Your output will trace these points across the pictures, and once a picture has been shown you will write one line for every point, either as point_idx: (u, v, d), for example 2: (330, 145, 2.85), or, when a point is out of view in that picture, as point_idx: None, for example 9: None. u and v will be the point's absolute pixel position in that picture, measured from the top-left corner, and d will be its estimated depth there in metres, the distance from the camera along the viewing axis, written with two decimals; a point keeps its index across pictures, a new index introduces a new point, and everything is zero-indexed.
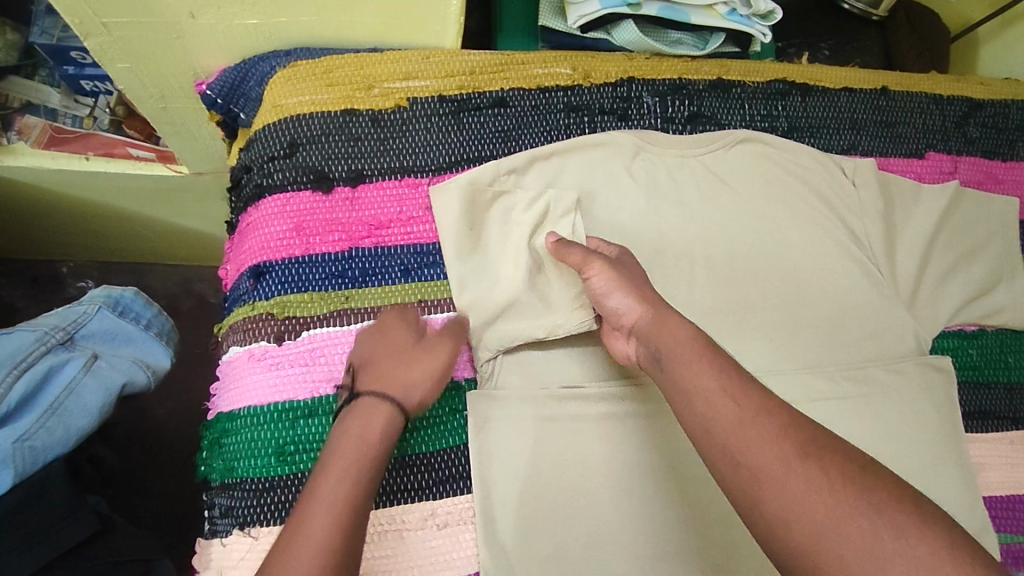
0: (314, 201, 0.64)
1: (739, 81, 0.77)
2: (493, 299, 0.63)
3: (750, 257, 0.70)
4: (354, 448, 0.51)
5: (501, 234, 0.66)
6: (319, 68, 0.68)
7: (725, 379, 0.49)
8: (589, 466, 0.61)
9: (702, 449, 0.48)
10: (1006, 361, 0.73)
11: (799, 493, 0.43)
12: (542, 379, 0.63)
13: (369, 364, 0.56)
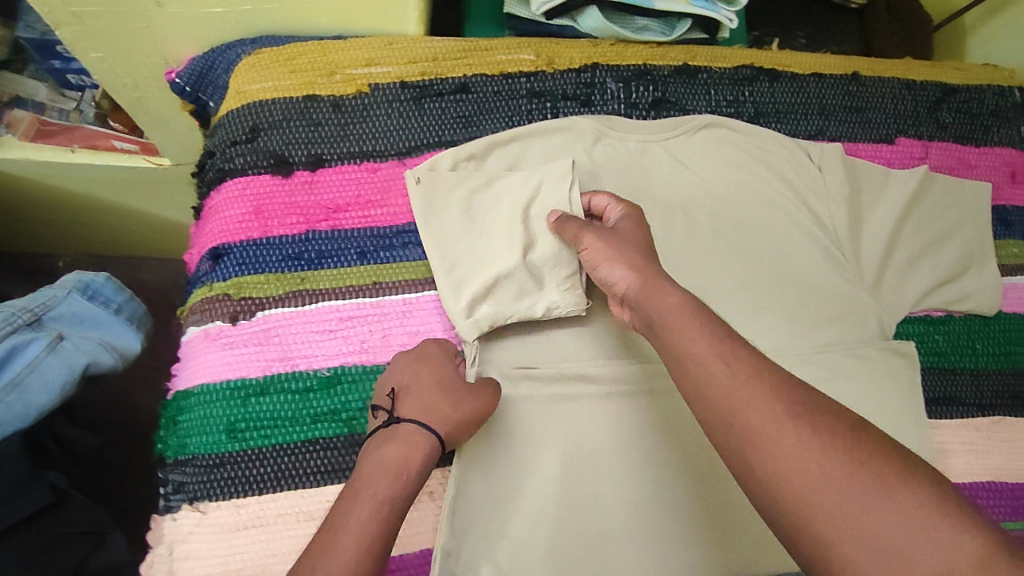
0: (272, 184, 0.65)
1: (706, 67, 0.76)
2: (484, 274, 0.63)
3: (744, 241, 0.71)
4: (387, 475, 0.52)
5: (495, 213, 0.66)
6: (283, 55, 0.69)
7: (718, 340, 0.48)
8: (584, 441, 0.62)
9: (697, 410, 0.47)
10: (972, 347, 0.73)
11: (793, 452, 0.42)
12: (545, 359, 0.64)
13: (411, 391, 0.58)
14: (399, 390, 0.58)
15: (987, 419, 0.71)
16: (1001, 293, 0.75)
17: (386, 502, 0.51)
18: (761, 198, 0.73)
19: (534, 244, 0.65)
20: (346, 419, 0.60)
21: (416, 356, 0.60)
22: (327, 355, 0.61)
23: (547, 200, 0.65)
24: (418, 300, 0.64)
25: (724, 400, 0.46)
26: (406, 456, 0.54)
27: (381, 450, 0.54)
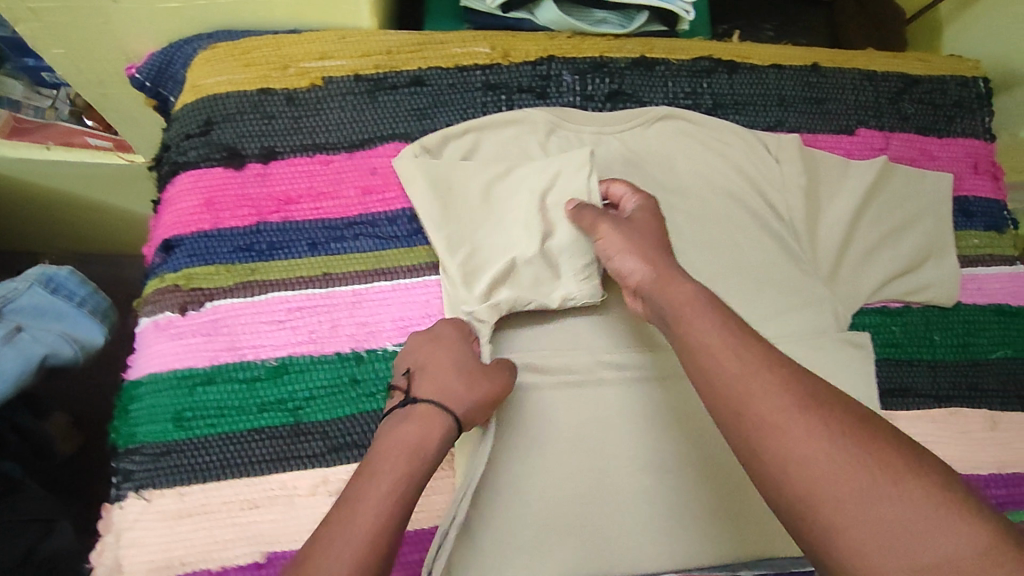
0: (225, 177, 0.66)
1: (664, 59, 0.76)
2: (500, 260, 0.64)
3: (761, 230, 0.72)
4: (405, 454, 0.53)
5: (513, 201, 0.67)
6: (238, 50, 0.69)
7: (727, 330, 0.50)
8: (601, 422, 0.63)
9: (708, 401, 0.49)
10: (930, 338, 0.73)
11: (802, 441, 0.43)
12: (566, 347, 0.65)
13: (428, 371, 0.58)
14: (415, 369, 0.59)
15: (944, 410, 0.71)
16: (959, 284, 0.75)
17: (403, 479, 0.51)
18: (778, 189, 0.73)
19: (552, 232, 0.65)
20: (365, 396, 0.62)
21: (431, 338, 0.60)
22: (275, 345, 0.62)
23: (565, 188, 0.66)
24: (367, 290, 0.65)
25: (735, 386, 0.47)
26: (423, 435, 0.54)
27: (398, 428, 0.55)
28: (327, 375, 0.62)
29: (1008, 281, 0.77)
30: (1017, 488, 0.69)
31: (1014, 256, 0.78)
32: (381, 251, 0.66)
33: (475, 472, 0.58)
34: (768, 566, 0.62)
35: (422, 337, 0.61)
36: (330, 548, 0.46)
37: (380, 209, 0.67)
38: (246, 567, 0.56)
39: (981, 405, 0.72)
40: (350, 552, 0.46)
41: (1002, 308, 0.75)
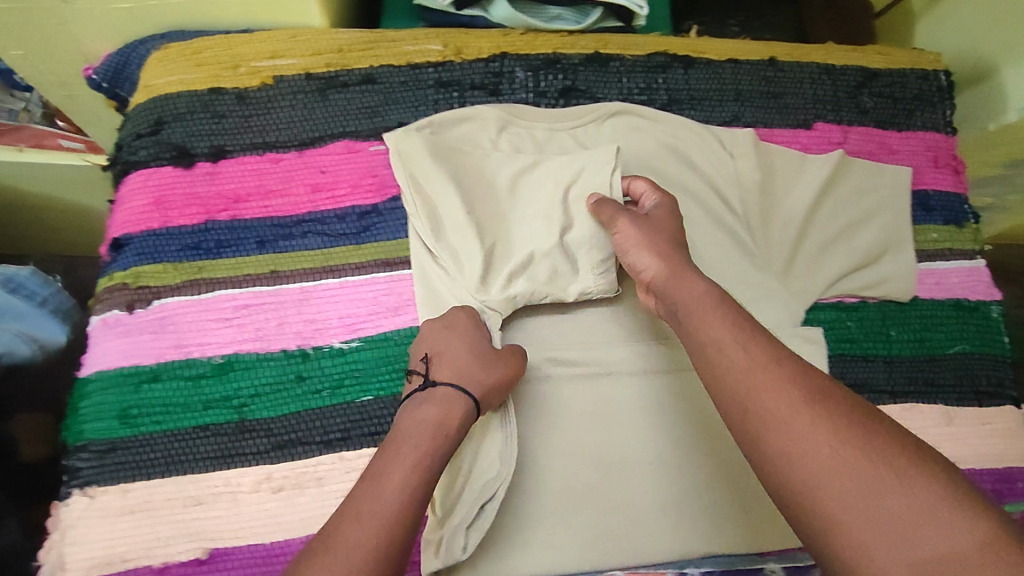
0: (175, 176, 0.67)
1: (618, 55, 0.76)
2: (518, 253, 0.65)
3: (771, 222, 0.72)
4: (426, 434, 0.53)
5: (532, 194, 0.67)
6: (188, 49, 0.69)
7: (736, 327, 0.51)
8: (613, 411, 0.64)
9: (717, 396, 0.50)
10: (887, 334, 0.73)
11: (808, 434, 0.44)
12: (579, 338, 0.66)
13: (445, 356, 0.58)
14: (433, 355, 0.59)
15: (899, 406, 0.70)
16: (915, 279, 0.74)
17: (427, 455, 0.52)
18: (785, 183, 0.74)
19: (571, 225, 0.65)
20: (399, 379, 0.63)
21: (446, 325, 0.61)
22: (221, 342, 0.63)
23: (588, 181, 0.66)
24: (315, 288, 0.65)
25: (745, 382, 0.48)
26: (444, 414, 0.55)
27: (418, 410, 0.55)
28: (271, 372, 0.62)
29: (965, 276, 0.77)
30: None
31: (974, 250, 0.78)
32: (329, 248, 0.66)
33: (487, 456, 0.59)
34: (713, 564, 0.62)
35: (438, 322, 0.61)
36: (355, 520, 0.47)
37: (328, 207, 0.68)
38: (188, 563, 0.57)
39: (937, 401, 0.71)
40: (375, 525, 0.47)
41: (959, 303, 0.75)
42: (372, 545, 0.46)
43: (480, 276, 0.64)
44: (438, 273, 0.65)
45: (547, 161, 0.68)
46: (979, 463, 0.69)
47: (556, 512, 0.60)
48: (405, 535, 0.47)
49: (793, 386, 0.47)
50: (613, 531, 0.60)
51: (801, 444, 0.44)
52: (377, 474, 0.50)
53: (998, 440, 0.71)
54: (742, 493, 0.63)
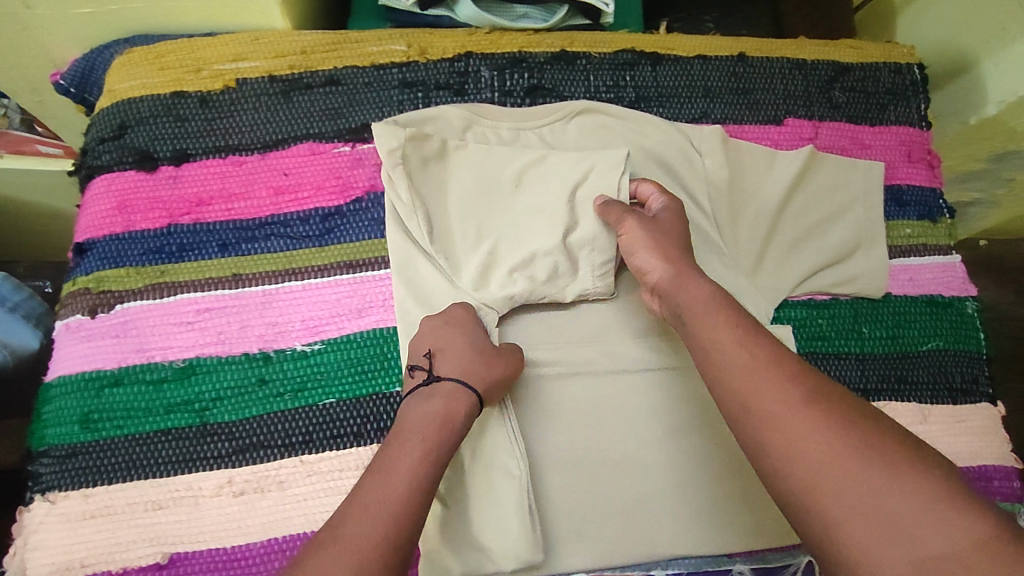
0: (138, 180, 0.66)
1: (585, 53, 0.76)
2: (521, 250, 0.66)
3: (777, 219, 0.73)
4: (433, 428, 0.53)
5: (541, 194, 0.68)
6: (152, 54, 0.70)
7: (740, 328, 0.51)
8: (619, 410, 0.65)
9: (719, 397, 0.50)
10: (858, 331, 0.72)
11: (810, 433, 0.44)
12: (586, 338, 0.67)
13: (447, 351, 0.59)
14: (436, 349, 0.59)
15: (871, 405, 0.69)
16: (888, 275, 0.74)
17: (433, 449, 0.52)
18: (795, 178, 0.74)
19: (576, 225, 0.67)
20: (375, 379, 0.63)
21: (444, 321, 0.61)
22: (183, 346, 0.62)
23: (594, 185, 0.67)
24: (277, 291, 0.65)
25: (744, 382, 0.48)
26: (449, 407, 0.55)
27: (423, 405, 0.55)
28: (234, 375, 0.62)
29: (940, 271, 0.76)
30: None
31: (949, 245, 0.77)
32: (292, 251, 0.66)
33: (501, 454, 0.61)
34: (681, 565, 0.63)
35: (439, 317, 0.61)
36: (363, 512, 0.47)
37: (292, 209, 0.67)
38: (148, 568, 0.57)
39: (910, 399, 0.70)
40: (384, 514, 0.47)
41: (933, 299, 0.74)
42: (384, 533, 0.46)
43: (478, 277, 0.65)
44: (432, 273, 0.65)
45: (555, 155, 0.69)
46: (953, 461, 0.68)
47: (552, 508, 0.62)
48: (414, 526, 0.48)
49: (794, 386, 0.47)
50: (594, 530, 0.62)
51: (800, 442, 0.44)
52: (382, 468, 0.50)
53: (974, 437, 0.70)
54: (718, 491, 0.64)
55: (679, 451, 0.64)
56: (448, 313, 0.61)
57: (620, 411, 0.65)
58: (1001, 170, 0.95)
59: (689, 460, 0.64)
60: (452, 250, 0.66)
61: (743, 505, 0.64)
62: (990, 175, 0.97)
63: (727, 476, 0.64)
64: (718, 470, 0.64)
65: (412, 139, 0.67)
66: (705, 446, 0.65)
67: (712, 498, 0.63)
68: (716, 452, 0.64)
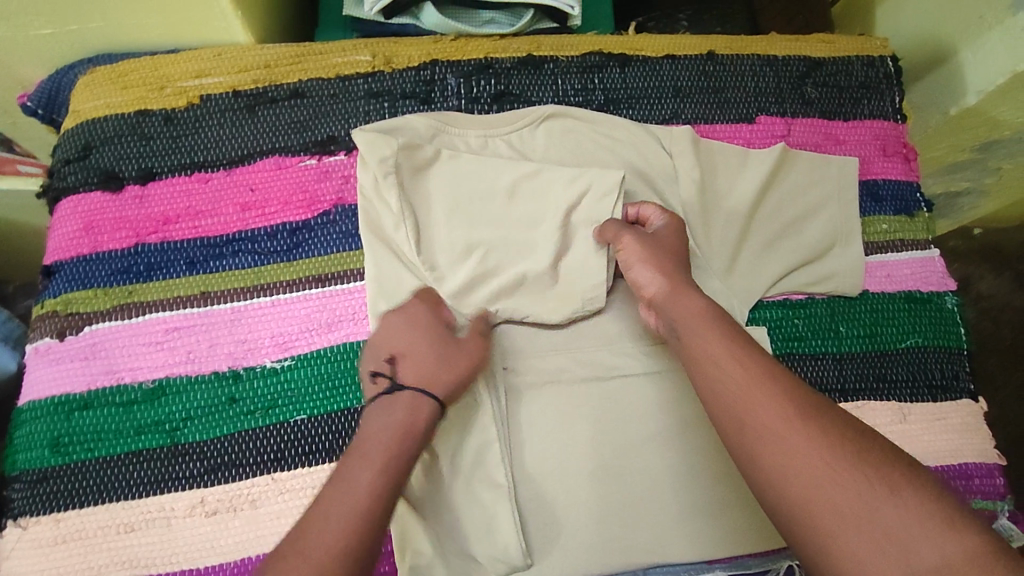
0: (104, 200, 0.66)
1: (551, 56, 0.75)
2: (511, 269, 0.67)
3: (773, 227, 0.72)
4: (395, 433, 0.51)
5: (537, 212, 0.68)
6: (114, 73, 0.69)
7: (735, 340, 0.51)
8: (617, 424, 0.65)
9: (712, 411, 0.50)
10: (836, 330, 0.71)
11: (803, 449, 0.44)
12: (586, 358, 0.66)
13: (408, 355, 0.56)
14: (398, 355, 0.56)
15: (850, 405, 0.69)
16: (864, 271, 0.73)
17: (393, 457, 0.50)
18: (783, 184, 0.74)
19: (568, 250, 0.67)
20: (344, 394, 0.63)
21: (405, 322, 0.58)
22: (152, 367, 0.62)
23: (589, 211, 0.67)
24: (246, 307, 0.64)
25: (738, 393, 0.48)
26: (409, 414, 0.52)
27: (383, 412, 0.52)
28: (203, 395, 0.61)
29: (917, 266, 0.75)
30: None
31: (927, 240, 0.76)
32: (260, 267, 0.66)
33: (493, 470, 0.62)
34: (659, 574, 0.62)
35: (400, 319, 0.58)
36: (325, 521, 0.45)
37: (259, 224, 0.67)
38: None
39: (888, 397, 0.70)
40: (347, 522, 0.45)
41: (911, 295, 0.73)
42: (348, 542, 0.44)
43: (462, 287, 0.65)
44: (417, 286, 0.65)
45: (550, 171, 0.69)
46: (936, 460, 0.68)
47: (535, 521, 0.61)
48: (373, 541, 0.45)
49: (786, 400, 0.47)
50: (576, 542, 0.61)
51: (791, 453, 0.44)
52: (343, 477, 0.48)
53: (954, 435, 0.69)
54: (695, 496, 0.63)
55: (656, 457, 0.64)
56: (406, 315, 0.58)
57: (600, 415, 0.64)
58: (988, 160, 0.96)
59: (667, 465, 0.64)
60: (438, 260, 0.66)
61: (722, 510, 0.63)
62: (980, 164, 0.98)
63: (704, 482, 0.63)
64: (697, 475, 0.64)
65: (404, 148, 0.67)
66: (689, 454, 0.64)
67: (690, 503, 0.63)
68: (694, 457, 0.64)
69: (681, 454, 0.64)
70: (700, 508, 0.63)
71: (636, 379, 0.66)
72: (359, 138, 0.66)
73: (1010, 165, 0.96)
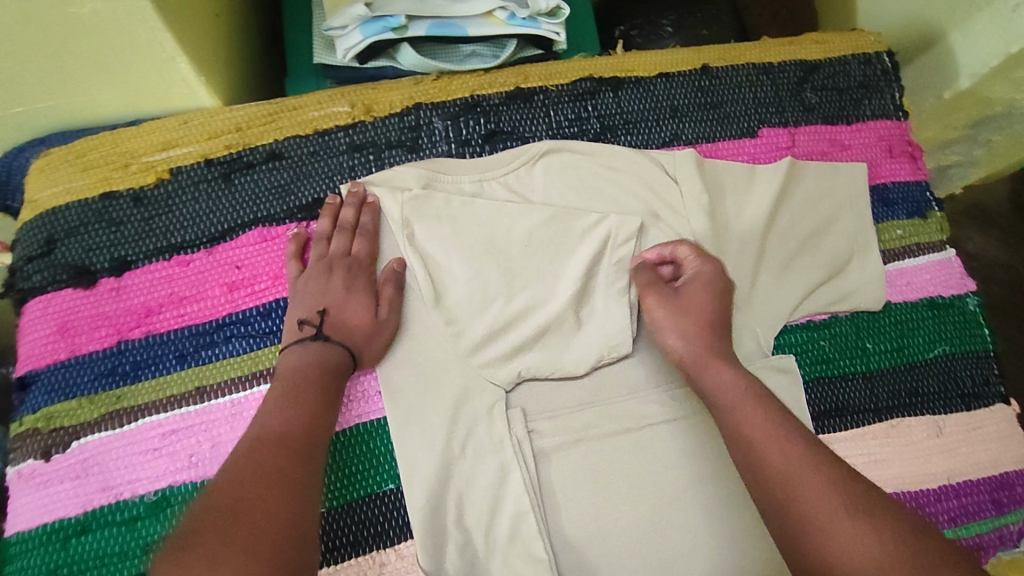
0: (76, 298, 0.61)
1: (541, 87, 0.71)
2: (531, 322, 0.64)
3: (797, 250, 0.70)
4: (333, 352, 0.57)
5: (559, 262, 0.65)
6: (72, 152, 0.63)
7: (770, 423, 0.50)
8: (656, 475, 0.62)
9: (755, 491, 0.49)
10: (863, 347, 0.69)
11: (845, 541, 0.44)
12: (619, 414, 0.63)
13: (338, 308, 0.60)
14: (329, 307, 0.59)
15: (886, 423, 0.68)
16: (885, 282, 0.71)
17: (340, 356, 0.58)
18: (796, 203, 0.71)
19: (589, 298, 0.65)
20: (365, 480, 0.60)
21: (343, 282, 0.61)
22: (152, 476, 0.57)
23: (614, 255, 0.65)
24: (246, 398, 0.59)
25: (775, 465, 0.48)
26: (327, 358, 0.57)
27: (311, 346, 0.57)
28: None
29: (936, 270, 0.73)
30: (971, 497, 0.67)
31: (942, 240, 0.75)
32: (257, 350, 0.61)
33: (535, 544, 0.58)
34: None
35: (338, 273, 0.61)
36: (301, 371, 0.55)
37: (250, 304, 0.62)
38: None
39: (923, 411, 0.69)
40: (319, 366, 0.56)
41: (934, 301, 0.72)
42: (324, 381, 0.56)
43: (477, 344, 0.62)
44: (433, 351, 0.62)
45: (562, 220, 0.66)
46: (978, 472, 0.68)
47: None
48: (309, 457, 0.51)
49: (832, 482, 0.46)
50: None
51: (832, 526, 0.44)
52: (304, 346, 0.57)
53: (993, 444, 0.69)
54: (748, 542, 0.61)
55: (695, 508, 0.61)
56: (345, 271, 0.61)
57: (635, 470, 0.62)
58: (978, 134, 0.88)
59: (706, 513, 0.61)
60: (457, 314, 0.63)
61: (769, 555, 0.61)
62: (969, 140, 0.90)
63: (748, 526, 0.61)
64: (740, 521, 0.61)
65: (414, 199, 0.64)
66: (730, 497, 0.62)
67: (737, 551, 0.60)
68: (732, 501, 0.62)
69: (719, 500, 0.62)
70: (748, 555, 0.60)
71: (661, 427, 0.63)
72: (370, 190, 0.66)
73: (1000, 137, 0.88)
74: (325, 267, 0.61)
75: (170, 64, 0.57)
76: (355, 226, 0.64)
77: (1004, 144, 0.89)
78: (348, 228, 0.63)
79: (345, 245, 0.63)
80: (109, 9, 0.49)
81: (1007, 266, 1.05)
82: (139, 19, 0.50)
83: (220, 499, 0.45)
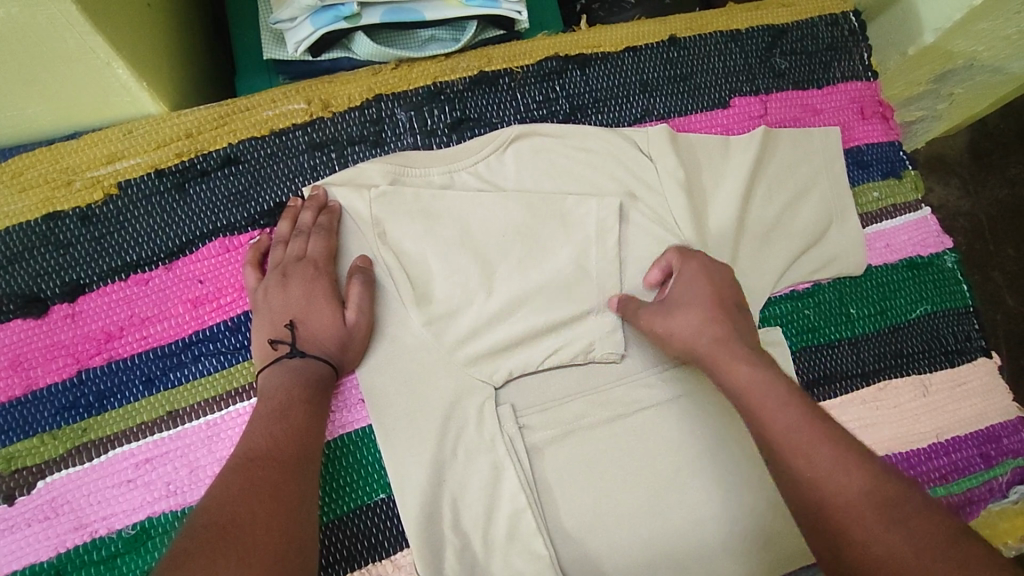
0: (28, 330, 0.57)
1: (505, 70, 0.68)
2: (511, 315, 0.62)
3: (779, 219, 0.68)
4: (313, 367, 0.55)
5: (536, 251, 0.63)
6: (9, 173, 0.59)
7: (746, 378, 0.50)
8: (648, 460, 0.61)
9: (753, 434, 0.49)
10: (847, 313, 0.69)
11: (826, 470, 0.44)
12: (607, 401, 0.62)
13: (307, 319, 0.57)
14: (295, 320, 0.56)
15: (873, 387, 0.68)
16: (865, 246, 0.71)
17: (317, 370, 0.55)
18: (775, 172, 0.70)
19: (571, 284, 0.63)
20: (355, 492, 0.58)
21: (312, 291, 0.58)
22: (128, 509, 0.54)
23: (595, 244, 0.64)
24: (221, 419, 0.57)
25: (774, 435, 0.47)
26: (310, 372, 0.55)
27: (290, 360, 0.55)
28: None
29: (913, 230, 0.73)
30: (960, 453, 0.68)
31: (917, 199, 0.74)
32: (230, 367, 0.58)
33: (535, 542, 0.57)
34: None
35: (296, 280, 0.58)
36: (286, 389, 0.53)
37: (216, 319, 0.59)
38: None
39: (908, 372, 0.69)
40: (307, 379, 0.54)
41: (913, 261, 0.72)
42: (304, 394, 0.53)
43: (459, 343, 0.60)
44: (416, 352, 0.59)
45: (535, 207, 0.64)
46: (964, 427, 0.69)
47: None
48: (297, 467, 0.49)
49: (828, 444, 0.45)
50: None
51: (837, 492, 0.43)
52: (285, 362, 0.55)
53: (976, 398, 0.70)
54: (746, 521, 0.60)
55: (693, 488, 0.60)
56: (303, 278, 0.58)
57: (627, 457, 0.61)
58: (941, 89, 0.84)
59: (703, 492, 0.60)
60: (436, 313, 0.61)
61: (767, 531, 0.60)
62: (933, 95, 0.86)
63: (746, 502, 0.60)
64: (739, 498, 0.60)
65: (382, 196, 0.62)
66: (726, 477, 0.61)
67: (739, 528, 0.60)
68: (730, 478, 0.61)
69: (717, 479, 0.61)
70: (751, 531, 0.60)
71: (652, 409, 0.62)
72: (330, 193, 0.62)
73: (963, 89, 0.85)
74: (286, 276, 0.58)
75: (105, 69, 0.53)
76: (311, 228, 0.60)
77: (966, 96, 0.86)
78: (305, 230, 0.60)
79: (302, 247, 0.59)
80: (27, 15, 0.44)
81: (969, 214, 1.01)
82: (63, 24, 0.46)
83: (206, 519, 0.43)
